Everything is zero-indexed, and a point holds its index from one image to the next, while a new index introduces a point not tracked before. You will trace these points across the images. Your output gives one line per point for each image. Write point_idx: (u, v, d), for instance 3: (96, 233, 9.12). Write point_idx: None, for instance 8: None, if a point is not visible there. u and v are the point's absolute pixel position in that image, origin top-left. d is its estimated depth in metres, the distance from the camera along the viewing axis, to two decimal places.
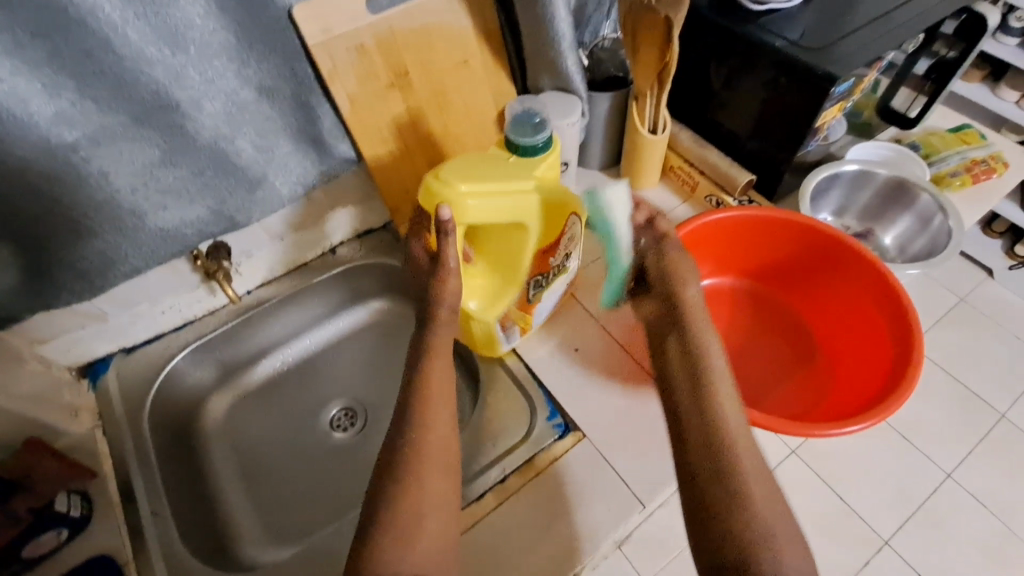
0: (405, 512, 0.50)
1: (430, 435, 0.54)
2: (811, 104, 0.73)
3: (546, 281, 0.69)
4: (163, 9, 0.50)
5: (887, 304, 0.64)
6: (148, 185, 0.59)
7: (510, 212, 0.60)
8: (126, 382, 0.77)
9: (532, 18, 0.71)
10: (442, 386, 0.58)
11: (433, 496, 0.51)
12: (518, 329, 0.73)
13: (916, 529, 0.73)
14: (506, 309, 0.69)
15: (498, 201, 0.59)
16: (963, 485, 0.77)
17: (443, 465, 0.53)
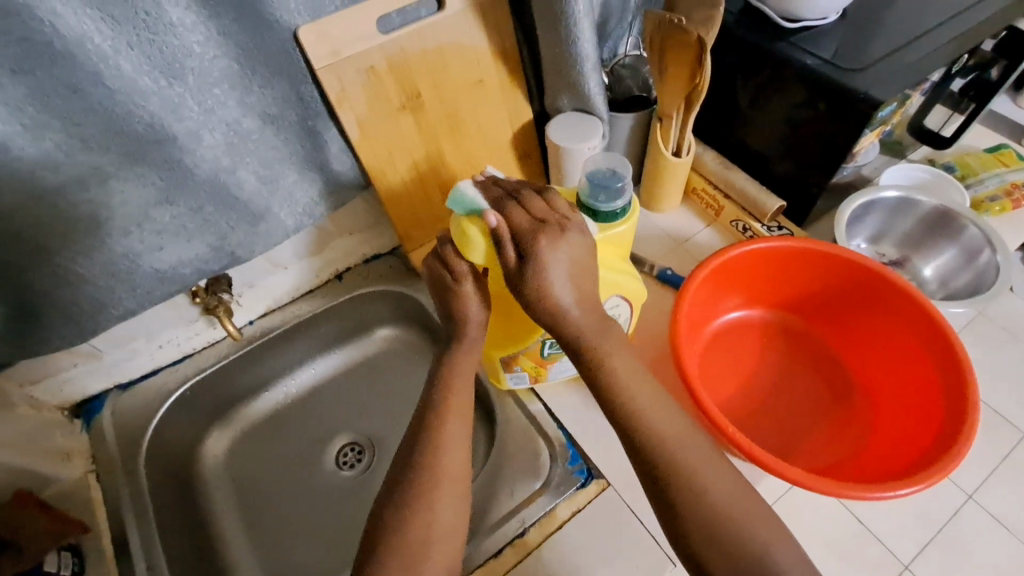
0: (415, 540, 0.50)
1: (447, 469, 0.53)
2: (849, 129, 0.69)
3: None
4: (158, 37, 0.47)
5: (934, 347, 0.60)
6: (144, 225, 0.55)
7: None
8: (122, 422, 0.73)
9: (552, 38, 0.67)
10: (457, 421, 0.56)
11: (444, 523, 0.51)
12: (527, 375, 0.69)
13: (943, 556, 0.62)
14: (517, 355, 0.66)
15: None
16: (990, 508, 0.65)
17: (454, 492, 0.52)
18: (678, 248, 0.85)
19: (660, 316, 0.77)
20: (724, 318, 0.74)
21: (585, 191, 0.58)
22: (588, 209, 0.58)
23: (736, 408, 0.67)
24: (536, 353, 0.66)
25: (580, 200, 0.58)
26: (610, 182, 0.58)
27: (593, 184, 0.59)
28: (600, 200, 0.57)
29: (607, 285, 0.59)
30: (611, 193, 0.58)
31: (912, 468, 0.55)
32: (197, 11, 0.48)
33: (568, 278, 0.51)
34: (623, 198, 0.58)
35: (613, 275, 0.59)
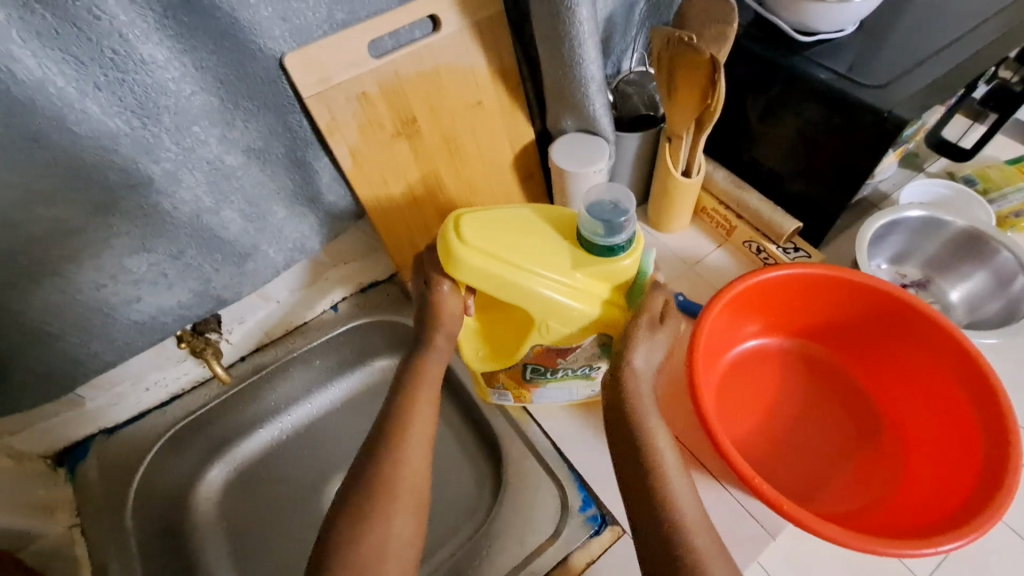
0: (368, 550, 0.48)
1: (412, 487, 0.51)
2: (869, 149, 0.65)
3: (548, 372, 0.62)
4: (129, 76, 0.44)
5: (971, 387, 0.57)
6: (119, 276, 0.52)
7: (510, 291, 0.52)
8: (107, 469, 0.69)
9: (554, 59, 0.63)
10: (414, 437, 0.54)
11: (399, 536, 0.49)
12: (509, 393, 0.67)
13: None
14: (497, 371, 0.63)
15: (495, 274, 0.51)
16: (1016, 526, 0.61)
17: (410, 504, 0.51)
18: (689, 271, 0.80)
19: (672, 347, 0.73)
20: (742, 347, 0.70)
21: (585, 220, 0.52)
22: (585, 241, 0.52)
23: (757, 447, 0.63)
24: (518, 373, 0.63)
25: (580, 231, 0.52)
26: (614, 212, 0.52)
27: (596, 212, 0.52)
28: (600, 234, 0.51)
29: (587, 320, 0.55)
30: (613, 227, 0.51)
31: (947, 519, 0.51)
32: (171, 47, 0.45)
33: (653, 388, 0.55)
34: (625, 231, 0.51)
35: (597, 311, 0.54)
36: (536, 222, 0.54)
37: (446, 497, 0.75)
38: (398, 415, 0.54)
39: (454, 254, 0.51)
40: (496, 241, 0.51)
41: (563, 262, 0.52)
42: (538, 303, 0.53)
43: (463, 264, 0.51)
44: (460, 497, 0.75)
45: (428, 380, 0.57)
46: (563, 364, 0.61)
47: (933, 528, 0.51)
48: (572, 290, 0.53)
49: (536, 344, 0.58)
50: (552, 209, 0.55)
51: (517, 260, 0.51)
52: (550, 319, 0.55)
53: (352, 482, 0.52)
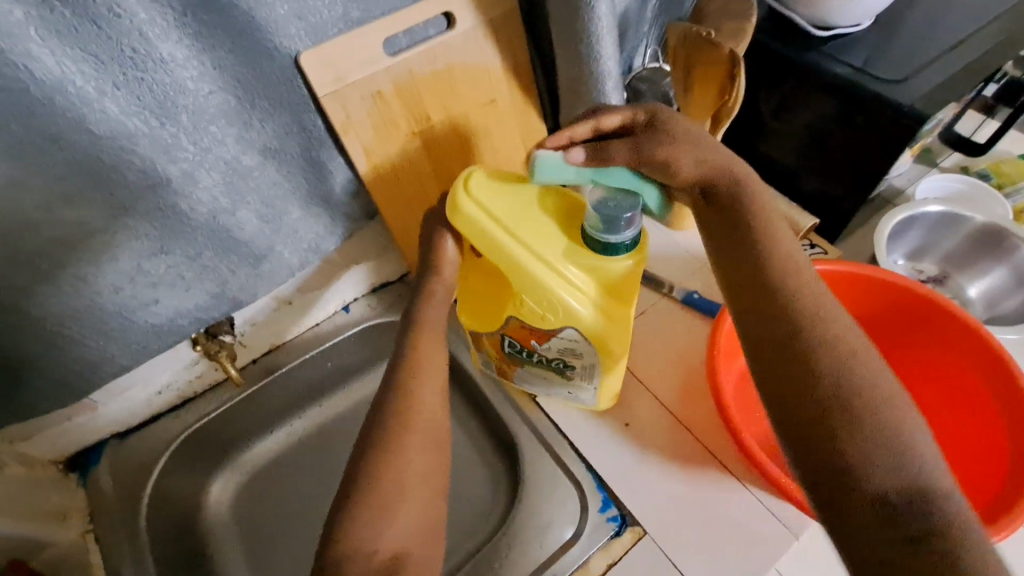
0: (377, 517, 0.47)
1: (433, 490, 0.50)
2: (889, 144, 0.65)
3: (525, 353, 0.62)
4: (148, 74, 0.43)
5: (994, 382, 0.57)
6: (136, 279, 0.51)
7: (499, 256, 0.52)
8: (119, 474, 0.68)
9: (570, 55, 0.62)
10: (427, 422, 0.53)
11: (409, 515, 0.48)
12: (494, 364, 0.68)
13: None
14: (481, 336, 0.64)
15: (488, 233, 0.51)
16: None
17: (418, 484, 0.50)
18: (704, 267, 0.79)
19: (689, 346, 0.73)
20: None
21: (590, 213, 0.50)
22: (587, 235, 0.51)
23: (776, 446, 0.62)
24: (498, 346, 0.63)
25: (585, 224, 0.51)
26: (621, 208, 0.50)
27: (604, 205, 0.50)
28: (603, 231, 0.50)
29: (562, 311, 0.53)
30: (615, 225, 0.50)
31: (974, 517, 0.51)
32: (190, 45, 0.44)
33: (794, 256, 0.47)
34: (629, 230, 0.50)
35: (575, 304, 0.53)
36: (549, 202, 0.54)
37: (461, 499, 0.74)
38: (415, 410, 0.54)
39: (457, 204, 0.52)
40: (500, 203, 0.52)
41: (557, 249, 0.52)
42: (519, 277, 0.52)
43: (462, 216, 0.52)
44: (476, 497, 0.74)
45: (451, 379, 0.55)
46: (539, 351, 0.60)
47: None
48: (556, 274, 0.52)
49: (511, 317, 0.57)
50: (569, 196, 0.55)
51: (514, 228, 0.51)
52: (525, 295, 0.53)
53: None
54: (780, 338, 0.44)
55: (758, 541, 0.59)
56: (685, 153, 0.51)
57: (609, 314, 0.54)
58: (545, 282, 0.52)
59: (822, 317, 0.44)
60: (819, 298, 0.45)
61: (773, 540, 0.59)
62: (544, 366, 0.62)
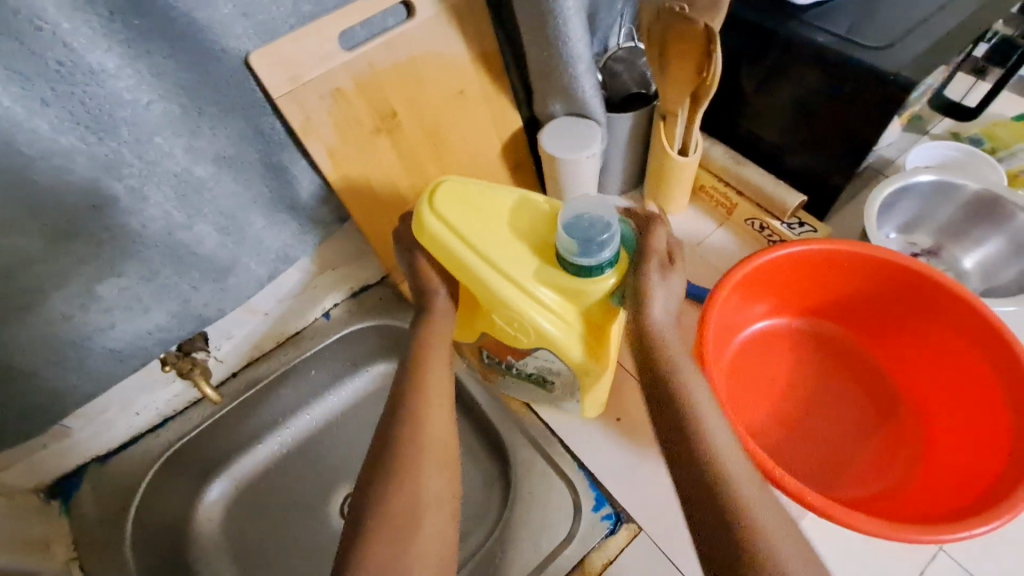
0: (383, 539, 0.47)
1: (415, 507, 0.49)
2: (876, 115, 0.62)
3: (502, 364, 0.62)
4: (80, 88, 0.40)
5: (998, 365, 0.54)
6: (89, 305, 0.49)
7: (466, 272, 0.51)
8: (102, 498, 0.67)
9: (538, 40, 0.59)
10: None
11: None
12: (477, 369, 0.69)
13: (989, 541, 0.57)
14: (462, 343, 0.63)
15: (454, 254, 0.50)
16: None
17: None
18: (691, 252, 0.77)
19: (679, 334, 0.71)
20: (751, 328, 0.68)
21: (563, 236, 0.48)
22: (563, 258, 0.49)
23: (772, 432, 0.61)
24: (477, 355, 0.64)
25: (560, 248, 0.49)
26: (597, 229, 0.48)
27: (578, 228, 0.48)
28: (577, 255, 0.48)
29: (534, 332, 0.52)
30: (591, 247, 0.48)
31: (976, 502, 0.49)
32: (122, 53, 0.41)
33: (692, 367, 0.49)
34: (606, 252, 0.48)
35: (550, 327, 0.51)
36: (523, 218, 0.51)
37: None
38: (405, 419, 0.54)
39: (422, 220, 0.51)
40: (467, 220, 0.50)
41: (528, 269, 0.50)
42: (487, 297, 0.51)
43: (428, 235, 0.51)
44: (471, 499, 0.73)
45: (432, 386, 0.54)
46: (511, 363, 0.60)
47: (961, 511, 0.49)
48: (525, 292, 0.50)
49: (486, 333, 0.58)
50: (547, 208, 0.52)
51: (481, 249, 0.50)
52: (495, 315, 0.52)
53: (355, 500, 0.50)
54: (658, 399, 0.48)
55: None
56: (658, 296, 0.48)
57: (590, 338, 0.53)
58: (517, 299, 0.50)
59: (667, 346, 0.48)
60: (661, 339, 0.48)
61: None
62: (522, 378, 0.62)
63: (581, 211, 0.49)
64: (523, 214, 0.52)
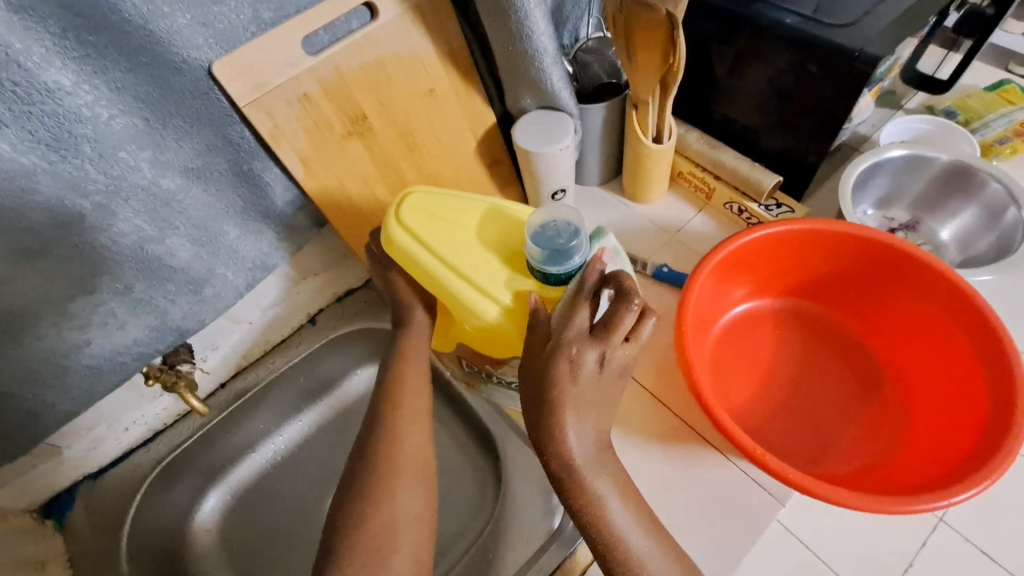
0: (371, 536, 0.48)
1: (401, 505, 0.49)
2: (844, 93, 0.62)
3: (482, 373, 0.67)
4: (37, 107, 0.40)
5: (972, 333, 0.55)
6: (63, 323, 0.49)
7: (435, 279, 0.51)
8: (97, 515, 0.67)
9: (503, 35, 0.59)
10: (412, 437, 0.54)
11: (407, 526, 0.49)
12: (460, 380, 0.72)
13: (980, 511, 0.58)
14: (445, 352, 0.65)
15: (424, 266, 0.51)
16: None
17: (413, 486, 0.51)
18: (671, 239, 0.78)
19: (661, 321, 0.71)
20: (732, 312, 0.68)
21: (530, 246, 0.49)
22: (531, 267, 0.49)
23: (756, 412, 0.61)
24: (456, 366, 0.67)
25: (528, 256, 0.49)
26: (563, 239, 0.49)
27: (543, 238, 0.49)
28: (545, 263, 0.48)
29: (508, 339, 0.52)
30: (561, 255, 0.48)
31: (957, 469, 0.50)
32: (77, 69, 0.41)
33: (595, 460, 0.45)
34: (576, 258, 0.48)
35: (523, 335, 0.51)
36: (491, 228, 0.52)
37: (448, 498, 0.73)
38: (391, 421, 0.54)
39: (390, 232, 0.52)
40: (434, 235, 0.51)
41: (498, 277, 0.50)
42: (455, 305, 0.51)
43: (397, 246, 0.52)
44: (466, 497, 0.73)
45: (409, 391, 0.56)
46: (491, 371, 0.65)
47: (943, 480, 0.50)
48: (491, 298, 0.50)
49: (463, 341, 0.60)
50: (514, 218, 0.53)
51: (450, 260, 0.50)
52: (468, 325, 0.53)
53: (342, 501, 0.50)
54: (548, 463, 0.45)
55: (747, 513, 0.59)
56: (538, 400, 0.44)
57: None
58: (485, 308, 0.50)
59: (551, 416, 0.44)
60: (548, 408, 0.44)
61: (763, 509, 0.59)
62: (502, 387, 0.66)
63: (546, 220, 0.51)
64: (493, 224, 0.52)
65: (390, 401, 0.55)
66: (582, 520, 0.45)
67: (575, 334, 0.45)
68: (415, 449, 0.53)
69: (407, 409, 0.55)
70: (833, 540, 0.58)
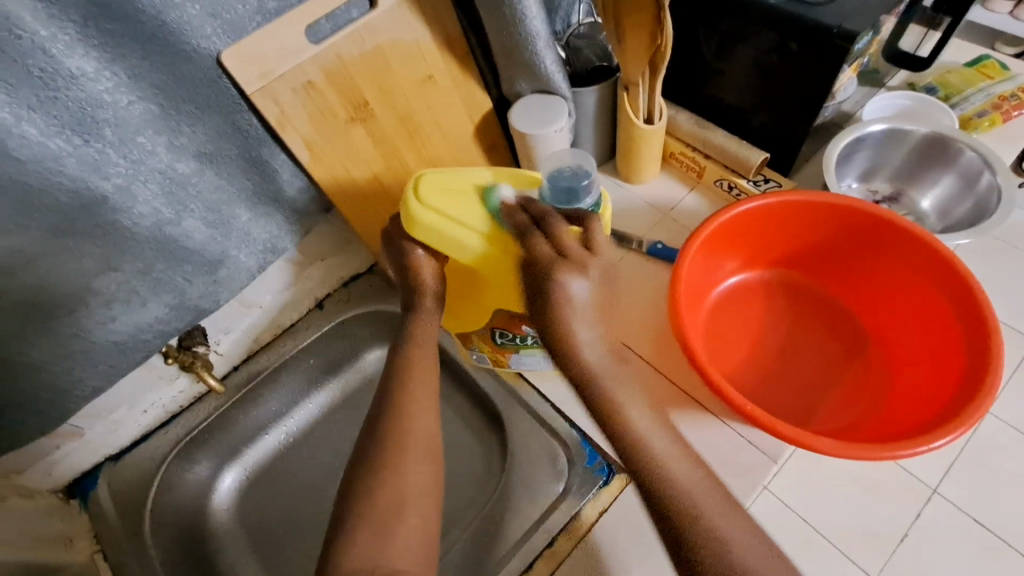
0: (383, 496, 0.51)
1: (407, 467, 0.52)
2: (826, 68, 0.65)
3: (518, 340, 0.63)
4: (61, 92, 0.43)
5: (949, 292, 0.58)
6: (91, 299, 0.52)
7: (467, 251, 0.53)
8: (118, 494, 0.70)
9: (499, 20, 0.62)
10: (421, 403, 0.57)
11: (419, 485, 0.52)
12: (488, 357, 0.70)
13: (970, 478, 0.60)
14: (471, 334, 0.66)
15: (455, 237, 0.52)
16: (1008, 420, 0.63)
17: (421, 450, 0.54)
18: (663, 217, 0.80)
19: (656, 294, 0.74)
20: (723, 284, 0.71)
21: (547, 188, 0.53)
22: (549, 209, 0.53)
23: (748, 376, 0.64)
24: (488, 338, 0.66)
25: (546, 199, 0.53)
26: (577, 178, 0.53)
27: (558, 181, 0.53)
28: (563, 202, 0.53)
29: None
30: (576, 193, 0.53)
31: (935, 419, 0.53)
32: (98, 57, 0.44)
33: (614, 372, 0.47)
34: (589, 198, 0.53)
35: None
36: (504, 187, 0.54)
37: (456, 472, 0.76)
38: (400, 391, 0.57)
39: (414, 214, 0.53)
40: (454, 205, 0.52)
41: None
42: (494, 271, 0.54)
43: (425, 226, 0.53)
44: (473, 470, 0.76)
45: (417, 360, 0.59)
46: (528, 334, 0.62)
47: (922, 429, 0.53)
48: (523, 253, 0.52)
49: (499, 310, 0.60)
50: (518, 173, 0.55)
51: (476, 226, 0.52)
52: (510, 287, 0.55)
53: (356, 465, 0.53)
54: (581, 390, 0.47)
55: (742, 472, 0.62)
56: (558, 337, 0.47)
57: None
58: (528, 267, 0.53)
59: (574, 337, 0.46)
60: (568, 329, 0.47)
61: (754, 468, 0.62)
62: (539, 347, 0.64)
63: (557, 168, 0.55)
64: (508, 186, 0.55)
65: (400, 372, 0.58)
66: (624, 446, 0.46)
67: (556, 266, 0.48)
68: (422, 414, 0.56)
69: (415, 377, 0.58)
70: (827, 509, 0.60)
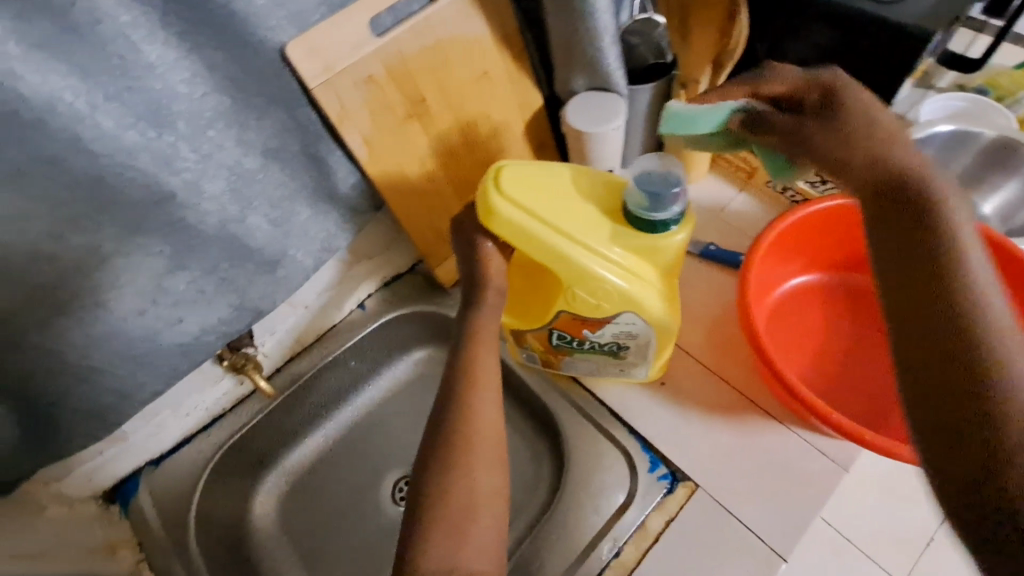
0: (456, 504, 0.49)
1: (480, 474, 0.51)
2: (896, 68, 0.64)
3: (574, 342, 0.62)
4: (138, 82, 0.41)
5: None
6: (159, 299, 0.50)
7: (541, 245, 0.52)
8: (161, 500, 0.68)
9: (565, 15, 0.60)
10: (490, 409, 0.55)
11: (493, 493, 0.50)
12: (538, 357, 0.68)
13: None
14: (524, 334, 0.64)
15: (531, 232, 0.51)
16: None
17: (491, 456, 0.52)
18: (714, 218, 0.79)
19: (711, 297, 0.73)
20: (786, 286, 0.70)
21: (634, 190, 0.50)
22: (633, 213, 0.51)
23: (817, 382, 0.63)
24: (544, 339, 0.63)
25: (629, 204, 0.51)
26: (667, 184, 0.50)
27: (647, 183, 0.50)
28: (648, 207, 0.50)
29: (615, 295, 0.54)
30: (662, 201, 0.50)
31: None
32: (177, 46, 0.43)
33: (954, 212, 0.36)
34: (676, 206, 0.50)
35: (626, 286, 0.53)
36: (584, 187, 0.53)
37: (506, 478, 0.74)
38: (465, 396, 0.55)
39: (491, 204, 0.52)
40: (535, 199, 0.51)
41: (602, 233, 0.52)
42: (566, 270, 0.53)
43: (499, 217, 0.52)
44: (523, 476, 0.74)
45: (483, 365, 0.57)
46: (589, 337, 0.60)
47: None
48: (597, 251, 0.52)
49: (562, 311, 0.58)
50: (599, 176, 0.54)
51: (556, 224, 0.51)
52: (576, 289, 0.54)
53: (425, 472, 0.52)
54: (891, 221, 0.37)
55: (815, 480, 0.60)
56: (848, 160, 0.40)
57: (662, 291, 0.55)
58: (603, 265, 0.52)
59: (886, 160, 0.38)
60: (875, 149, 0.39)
61: (827, 476, 0.60)
62: (595, 351, 0.62)
63: (648, 169, 0.52)
64: (590, 185, 0.54)
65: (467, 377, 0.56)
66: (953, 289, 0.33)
67: (853, 134, 0.40)
68: (490, 420, 0.54)
69: (481, 382, 0.56)
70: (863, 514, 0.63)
